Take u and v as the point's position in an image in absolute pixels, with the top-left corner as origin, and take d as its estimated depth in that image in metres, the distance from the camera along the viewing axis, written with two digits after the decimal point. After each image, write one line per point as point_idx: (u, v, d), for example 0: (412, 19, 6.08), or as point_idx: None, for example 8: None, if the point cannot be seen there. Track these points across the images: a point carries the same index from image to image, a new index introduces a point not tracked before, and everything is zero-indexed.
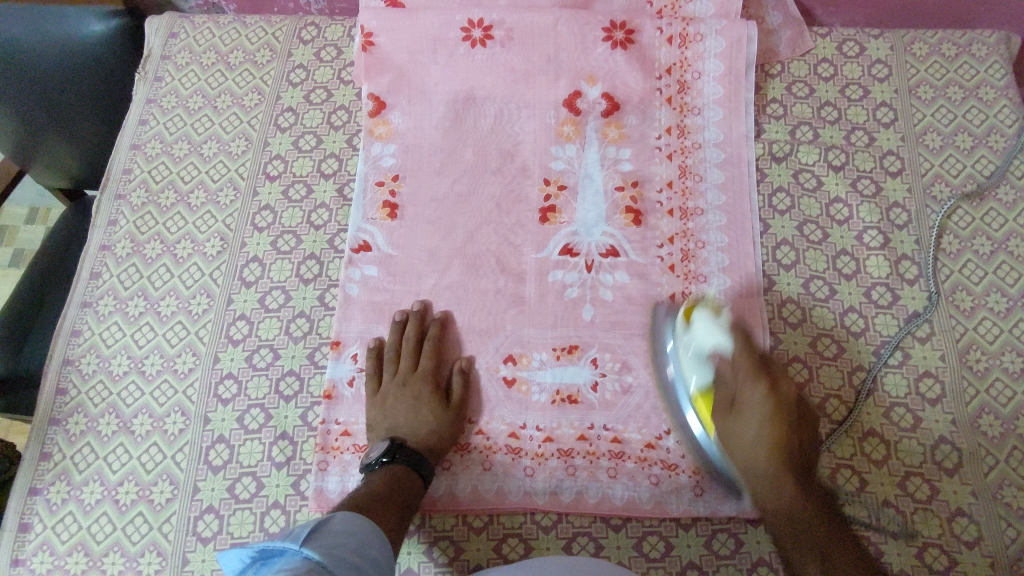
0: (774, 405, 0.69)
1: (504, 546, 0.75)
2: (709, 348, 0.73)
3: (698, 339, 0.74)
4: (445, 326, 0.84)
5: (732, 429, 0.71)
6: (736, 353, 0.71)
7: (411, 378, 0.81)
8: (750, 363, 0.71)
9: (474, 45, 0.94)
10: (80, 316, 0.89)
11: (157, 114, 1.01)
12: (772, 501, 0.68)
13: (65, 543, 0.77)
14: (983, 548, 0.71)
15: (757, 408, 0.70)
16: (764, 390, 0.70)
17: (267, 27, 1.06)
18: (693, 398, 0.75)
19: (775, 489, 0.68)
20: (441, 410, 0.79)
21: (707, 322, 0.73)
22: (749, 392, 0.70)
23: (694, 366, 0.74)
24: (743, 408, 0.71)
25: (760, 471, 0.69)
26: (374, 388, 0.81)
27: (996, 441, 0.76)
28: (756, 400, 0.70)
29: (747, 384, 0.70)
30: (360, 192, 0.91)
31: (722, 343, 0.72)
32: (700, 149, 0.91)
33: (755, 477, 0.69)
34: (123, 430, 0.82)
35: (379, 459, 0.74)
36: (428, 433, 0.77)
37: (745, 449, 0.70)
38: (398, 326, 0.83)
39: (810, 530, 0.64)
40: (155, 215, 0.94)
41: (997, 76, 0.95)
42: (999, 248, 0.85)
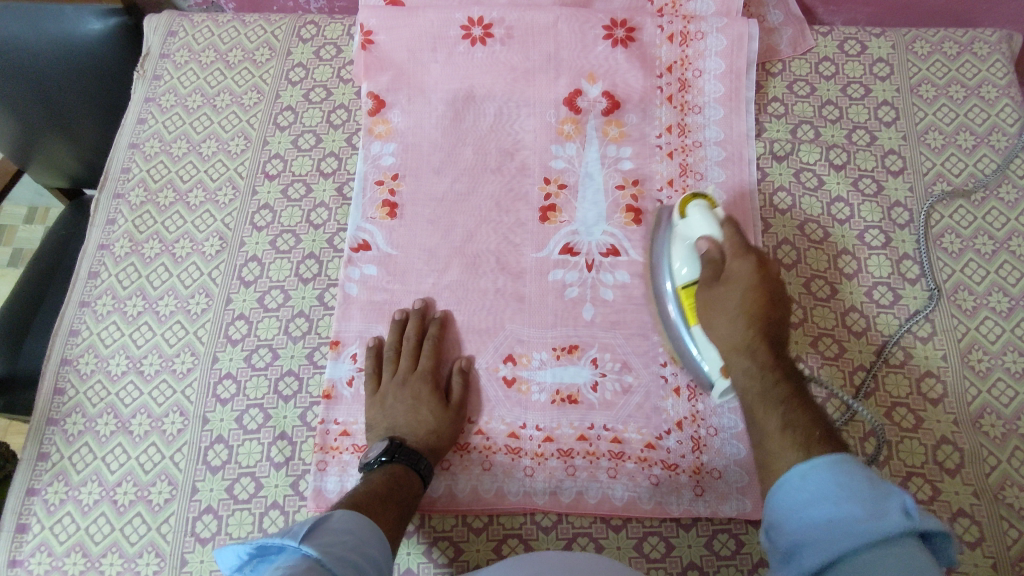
0: (761, 278, 0.68)
1: (504, 547, 0.75)
2: (700, 234, 0.73)
3: (691, 229, 0.74)
4: (445, 325, 0.84)
5: (714, 299, 0.69)
6: (726, 233, 0.72)
7: (410, 377, 0.80)
8: (738, 243, 0.70)
9: (474, 43, 0.93)
10: (78, 316, 0.88)
11: (156, 113, 1.01)
12: (741, 371, 0.65)
13: (63, 544, 0.77)
14: (985, 549, 0.71)
15: (743, 279, 0.68)
16: (753, 264, 0.69)
17: (266, 25, 1.06)
18: (681, 292, 0.75)
19: (749, 356, 0.64)
20: (441, 410, 0.78)
21: (701, 212, 0.74)
22: (735, 265, 0.70)
23: (687, 256, 0.75)
24: (730, 281, 0.69)
25: (736, 339, 0.66)
26: (373, 388, 0.81)
27: (998, 441, 0.76)
28: (743, 274, 0.69)
29: (734, 258, 0.70)
30: (360, 190, 0.90)
31: (712, 227, 0.73)
32: (701, 147, 0.90)
33: (727, 347, 0.67)
34: (121, 430, 0.82)
35: (378, 459, 0.73)
36: (427, 432, 0.77)
37: (723, 319, 0.68)
38: (398, 325, 0.83)
39: (775, 401, 0.60)
40: (154, 214, 0.94)
41: (999, 75, 0.94)
42: (1001, 247, 0.85)
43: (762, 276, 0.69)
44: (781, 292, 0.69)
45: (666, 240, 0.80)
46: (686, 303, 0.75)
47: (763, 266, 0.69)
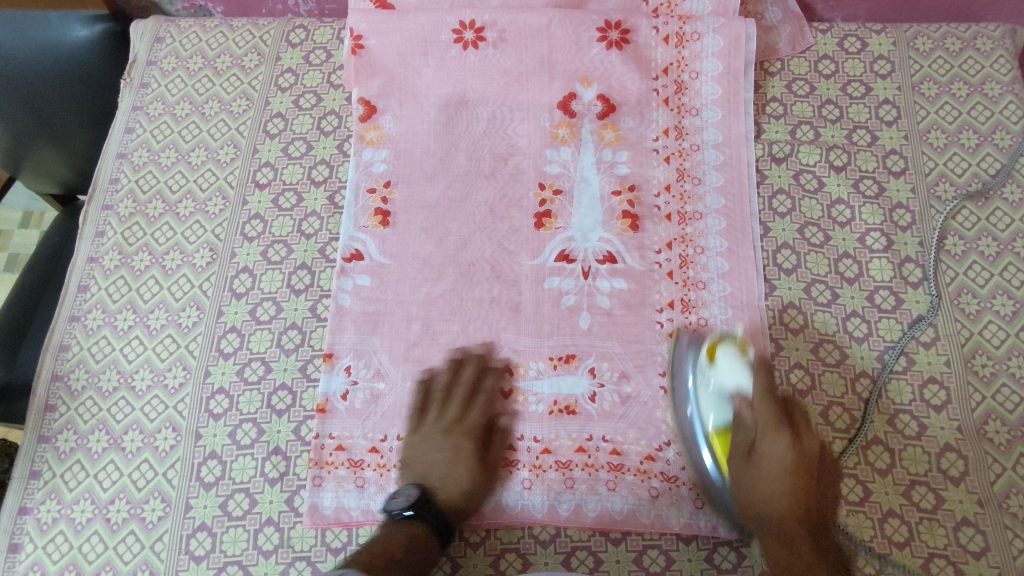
0: (797, 452, 0.69)
1: (502, 562, 0.74)
2: (732, 388, 0.74)
3: (720, 378, 0.75)
4: (500, 374, 0.81)
5: (752, 473, 0.71)
6: (758, 401, 0.71)
7: (455, 430, 0.77)
8: (769, 414, 0.70)
9: (466, 47, 0.91)
10: (68, 330, 0.87)
11: (144, 121, 0.99)
12: (783, 555, 0.67)
13: (56, 564, 0.76)
14: (989, 559, 0.70)
15: (776, 456, 0.69)
16: (787, 440, 0.69)
17: (255, 30, 1.04)
18: (714, 439, 0.74)
19: (792, 545, 0.66)
20: (475, 471, 0.75)
21: (731, 362, 0.74)
22: (770, 439, 0.70)
23: (714, 405, 0.75)
24: (765, 458, 0.70)
25: (777, 527, 0.68)
26: (415, 427, 0.78)
27: (1003, 449, 0.74)
28: (775, 451, 0.69)
29: (768, 435, 0.70)
30: (352, 199, 0.89)
31: (747, 384, 0.73)
32: (698, 151, 0.89)
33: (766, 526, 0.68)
34: (113, 447, 0.81)
35: (403, 512, 0.71)
36: (457, 492, 0.74)
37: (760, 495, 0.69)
38: (453, 367, 0.80)
39: None
40: (143, 226, 0.93)
41: (1003, 71, 0.92)
42: (1005, 249, 0.83)
43: (800, 449, 0.69)
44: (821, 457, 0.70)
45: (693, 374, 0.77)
46: (718, 451, 0.74)
47: (799, 434, 0.70)
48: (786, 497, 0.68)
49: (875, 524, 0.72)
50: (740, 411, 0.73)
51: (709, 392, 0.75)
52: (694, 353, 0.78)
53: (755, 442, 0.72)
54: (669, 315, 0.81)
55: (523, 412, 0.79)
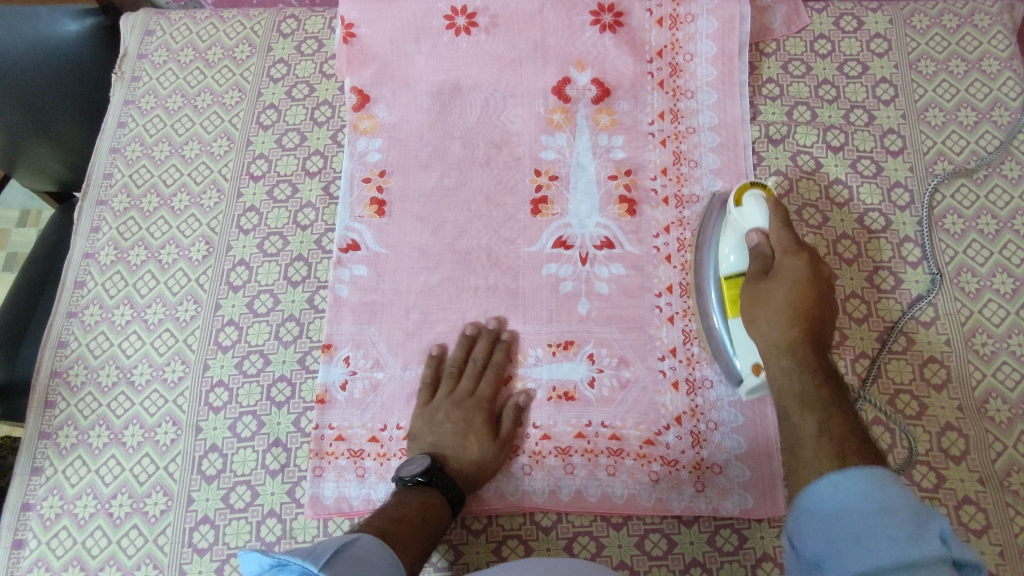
0: (811, 275, 0.67)
1: (504, 549, 0.74)
2: (751, 227, 0.72)
3: (742, 218, 0.73)
4: (510, 348, 0.81)
5: (763, 292, 0.69)
6: (774, 230, 0.70)
7: (466, 401, 0.77)
8: (786, 241, 0.69)
9: (458, 33, 0.91)
10: (66, 327, 0.87)
11: (136, 116, 0.99)
12: (779, 367, 0.65)
13: (60, 559, 0.76)
14: (991, 536, 0.70)
15: (794, 276, 0.67)
16: (804, 261, 0.68)
17: (246, 21, 1.03)
18: (726, 283, 0.75)
19: (789, 352, 0.64)
20: (488, 443, 0.75)
21: (758, 201, 0.72)
22: (789, 262, 0.68)
23: (734, 246, 0.74)
24: (778, 276, 0.68)
25: (779, 339, 0.65)
26: (427, 398, 0.78)
27: (1005, 427, 0.74)
28: (789, 270, 0.68)
29: (785, 255, 0.69)
30: (347, 189, 0.88)
31: (765, 220, 0.71)
32: (694, 134, 0.88)
33: (768, 345, 0.67)
34: (114, 442, 0.81)
35: (414, 478, 0.71)
36: (469, 462, 0.74)
37: (768, 316, 0.67)
38: (467, 341, 0.80)
39: (818, 406, 0.59)
40: (138, 221, 0.92)
41: (1001, 47, 0.92)
42: (1004, 227, 0.83)
43: (815, 275, 0.68)
44: (830, 292, 0.68)
45: (720, 228, 0.78)
46: (729, 293, 0.74)
47: (816, 262, 0.68)
48: (789, 313, 0.66)
49: None
50: (756, 241, 0.71)
51: (729, 234, 0.75)
52: (724, 212, 0.79)
53: (772, 266, 0.70)
54: (667, 299, 0.81)
55: (515, 389, 0.80)
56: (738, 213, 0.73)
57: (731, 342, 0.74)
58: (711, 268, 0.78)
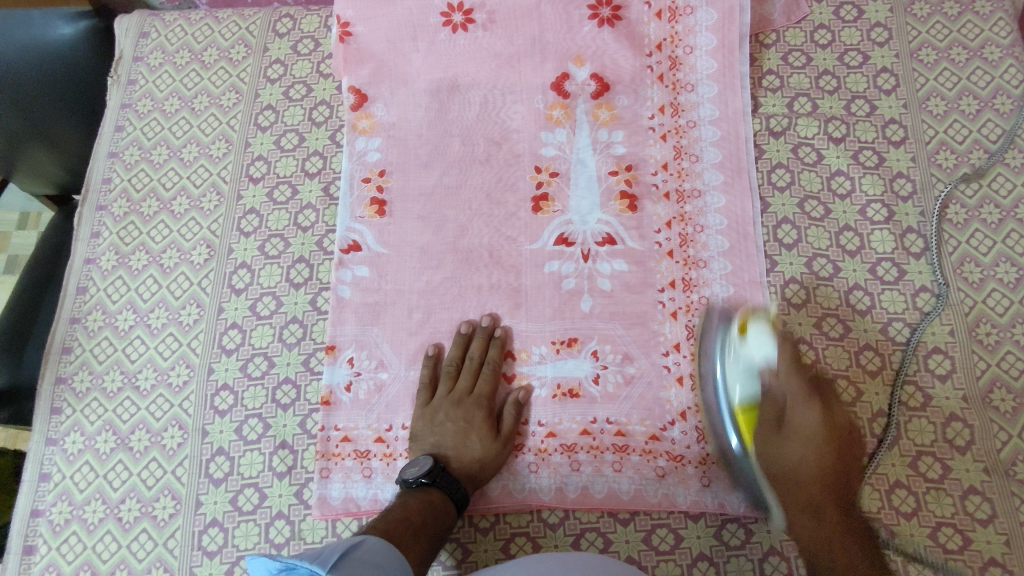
0: (828, 430, 0.67)
1: (513, 546, 0.75)
2: (760, 362, 0.69)
3: (749, 353, 0.70)
4: (506, 344, 0.81)
5: (778, 446, 0.68)
6: (785, 371, 0.68)
7: (465, 399, 0.77)
8: (801, 383, 0.68)
9: (455, 30, 0.90)
10: (70, 332, 0.87)
11: (133, 119, 0.98)
12: (806, 531, 0.65)
13: (70, 564, 0.77)
14: (997, 525, 0.71)
15: (810, 427, 0.67)
16: (815, 411, 0.67)
17: (241, 21, 1.03)
18: (738, 408, 0.72)
19: (818, 516, 0.65)
20: (490, 440, 0.75)
21: (763, 337, 0.69)
22: (801, 411, 0.68)
23: (741, 378, 0.71)
24: (797, 432, 0.68)
25: (805, 494, 0.66)
26: (426, 399, 0.78)
27: (1009, 416, 0.74)
28: (805, 418, 0.67)
29: (800, 404, 0.68)
30: (347, 189, 0.88)
31: (775, 358, 0.68)
32: (695, 128, 0.87)
33: (795, 497, 0.67)
34: (121, 447, 0.81)
35: (418, 480, 0.71)
36: (472, 460, 0.74)
37: (790, 471, 0.67)
38: (462, 339, 0.80)
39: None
40: (139, 225, 0.92)
41: (1002, 34, 0.91)
42: (1007, 216, 0.82)
43: (832, 428, 0.68)
44: (849, 434, 0.69)
45: (722, 343, 0.75)
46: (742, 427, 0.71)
47: (830, 411, 0.68)
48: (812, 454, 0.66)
49: (882, 495, 0.73)
50: (768, 383, 0.69)
51: (734, 363, 0.72)
52: (725, 325, 0.76)
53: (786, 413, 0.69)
54: (670, 294, 0.81)
55: (514, 385, 0.80)
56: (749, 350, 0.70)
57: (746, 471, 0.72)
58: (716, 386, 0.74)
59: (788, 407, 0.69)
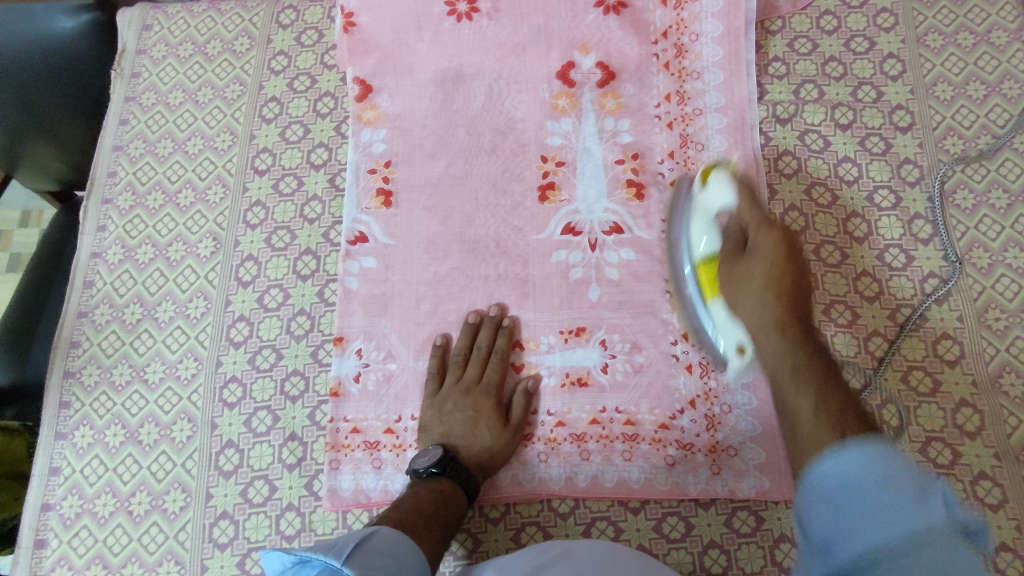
0: (785, 248, 0.68)
1: (523, 536, 0.75)
2: (720, 209, 0.73)
3: (710, 201, 0.74)
4: (514, 334, 0.81)
5: (737, 275, 0.69)
6: (742, 209, 0.71)
7: (473, 389, 0.77)
8: (756, 213, 0.70)
9: (460, 19, 0.89)
10: (77, 327, 0.87)
11: (137, 112, 0.98)
12: (772, 348, 0.62)
13: (82, 557, 0.77)
14: (1007, 510, 0.71)
15: (767, 251, 0.68)
16: (777, 237, 0.68)
17: (244, 13, 1.02)
18: (702, 264, 0.75)
19: (783, 330, 0.62)
20: (499, 429, 0.75)
21: (721, 181, 0.72)
22: (761, 238, 0.69)
23: (705, 229, 0.74)
24: (756, 257, 0.68)
25: (762, 315, 0.64)
26: (434, 389, 0.78)
27: (1019, 401, 0.74)
28: (761, 239, 0.69)
29: (758, 229, 0.69)
30: (352, 181, 0.88)
31: (730, 201, 0.72)
32: (701, 115, 0.87)
33: (754, 319, 0.65)
34: (130, 440, 0.81)
35: (428, 469, 0.71)
36: (481, 449, 0.74)
37: (746, 292, 0.67)
38: (470, 329, 0.80)
39: (814, 378, 0.56)
40: (144, 218, 0.92)
41: (1009, 18, 0.90)
42: (1016, 201, 0.82)
43: (790, 251, 0.68)
44: (806, 268, 0.68)
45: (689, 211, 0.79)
46: (705, 280, 0.75)
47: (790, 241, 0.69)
48: (770, 283, 0.66)
49: None
50: (727, 225, 0.73)
51: (699, 214, 0.75)
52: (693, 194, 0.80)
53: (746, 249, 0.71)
54: None
55: (523, 374, 0.80)
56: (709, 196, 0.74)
57: (715, 326, 0.74)
58: (684, 250, 0.78)
59: (748, 236, 0.70)
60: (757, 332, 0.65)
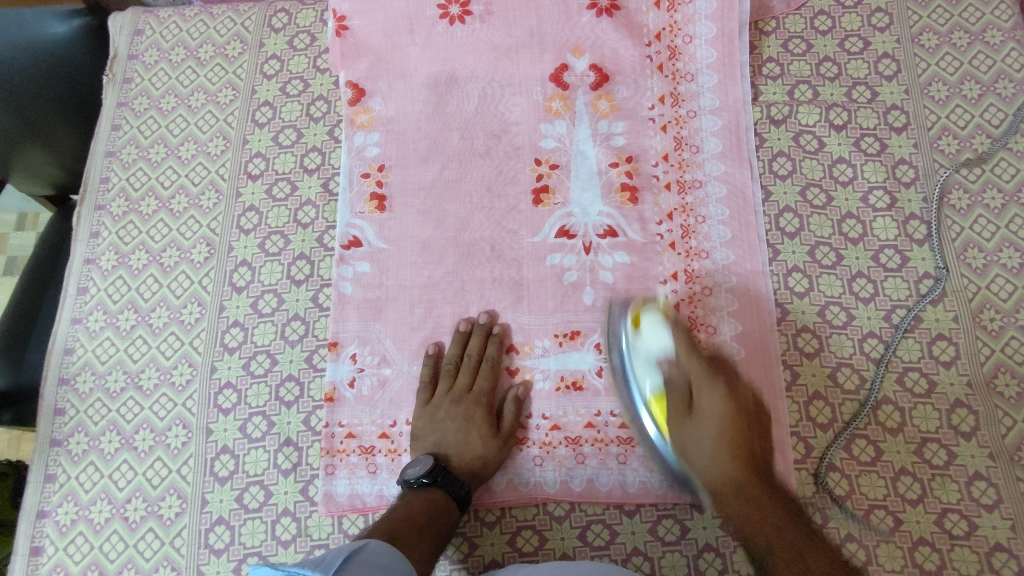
0: (730, 395, 0.68)
1: (519, 539, 0.75)
2: (658, 353, 0.73)
3: (647, 345, 0.74)
4: (504, 341, 0.81)
5: (690, 436, 0.68)
6: (682, 354, 0.71)
7: (465, 397, 0.78)
8: (697, 360, 0.70)
9: (452, 22, 0.89)
10: (71, 334, 0.87)
11: (130, 118, 0.98)
12: (731, 505, 0.62)
13: (78, 564, 0.77)
14: (1003, 510, 0.71)
15: (714, 406, 0.68)
16: (721, 390, 0.68)
17: (236, 17, 1.02)
18: (651, 404, 0.73)
19: (741, 490, 0.62)
20: (491, 437, 0.76)
21: (655, 325, 0.74)
22: (705, 395, 0.69)
23: (648, 370, 0.73)
24: (705, 414, 0.68)
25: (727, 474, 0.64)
26: (426, 397, 0.78)
27: (1013, 401, 0.74)
28: (705, 391, 0.69)
29: (703, 390, 0.69)
30: (346, 185, 0.88)
31: (668, 344, 0.72)
32: (695, 118, 0.87)
33: (718, 482, 0.64)
34: (126, 447, 0.81)
35: (419, 480, 0.71)
36: (474, 457, 0.75)
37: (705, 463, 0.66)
38: (461, 337, 0.80)
39: (794, 551, 0.57)
40: (138, 224, 0.92)
41: (1004, 17, 0.90)
42: (1010, 201, 0.82)
43: (734, 396, 0.68)
44: (755, 408, 0.69)
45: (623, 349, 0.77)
46: (657, 415, 0.72)
47: (732, 387, 0.69)
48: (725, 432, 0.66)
49: (886, 482, 0.73)
50: (671, 375, 0.72)
51: (640, 363, 0.74)
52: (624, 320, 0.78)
53: (692, 401, 0.70)
54: (673, 287, 0.81)
55: (513, 381, 0.80)
56: (647, 343, 0.74)
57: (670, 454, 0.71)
58: (630, 386, 0.75)
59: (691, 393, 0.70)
60: (715, 486, 0.65)
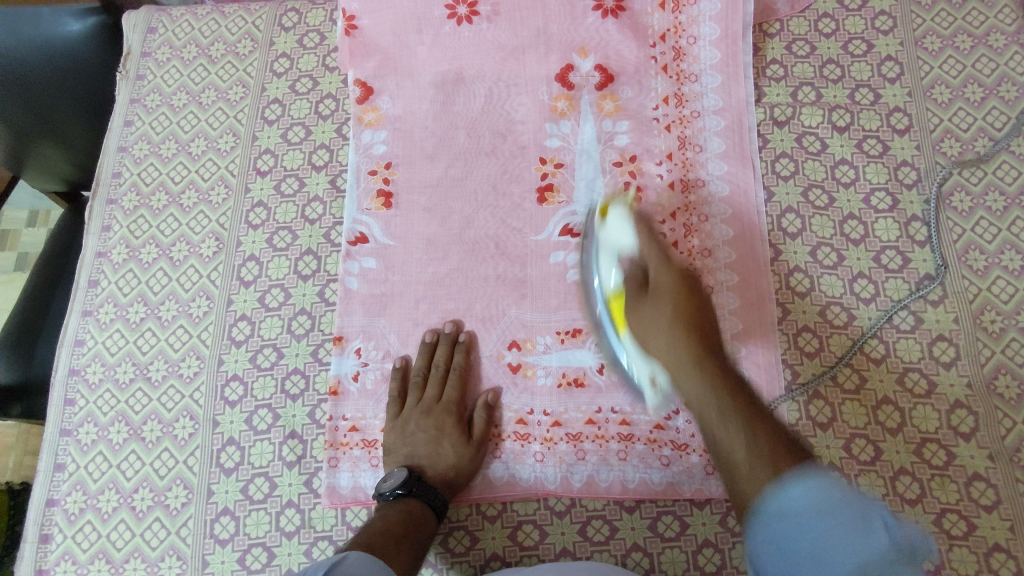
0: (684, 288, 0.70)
1: (520, 534, 0.76)
2: (619, 247, 0.75)
3: (612, 236, 0.76)
4: (471, 350, 0.82)
5: (643, 313, 0.69)
6: (642, 244, 0.73)
7: (434, 407, 0.79)
8: (655, 247, 0.73)
9: (460, 22, 0.90)
10: (82, 326, 0.88)
11: (142, 114, 0.99)
12: (694, 390, 0.62)
13: (86, 552, 0.78)
14: (1002, 511, 0.71)
15: (666, 288, 0.70)
16: (676, 279, 0.70)
17: (247, 16, 1.03)
18: (612, 298, 0.75)
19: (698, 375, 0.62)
20: (462, 445, 0.76)
21: (620, 218, 0.76)
22: (662, 278, 0.71)
23: (611, 263, 0.75)
24: (659, 293, 0.70)
25: (677, 351, 0.64)
26: (396, 411, 0.79)
27: (1013, 403, 0.74)
28: (661, 273, 0.71)
29: (659, 271, 0.71)
30: (353, 182, 0.89)
31: (629, 240, 0.74)
32: (699, 118, 0.88)
33: (668, 355, 0.65)
34: (134, 437, 0.82)
35: (394, 492, 0.72)
36: (446, 467, 0.76)
37: (658, 344, 0.67)
38: (427, 348, 0.81)
39: (741, 416, 0.57)
40: (148, 219, 0.93)
41: (1007, 21, 0.91)
42: (1012, 203, 0.82)
43: (685, 280, 0.71)
44: (706, 303, 0.70)
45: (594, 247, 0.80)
46: (615, 313, 0.75)
47: (685, 273, 0.71)
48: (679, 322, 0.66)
49: (886, 481, 0.73)
50: (631, 266, 0.74)
51: (605, 251, 0.77)
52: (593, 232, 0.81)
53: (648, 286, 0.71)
54: None
55: (483, 389, 0.81)
56: (609, 233, 0.76)
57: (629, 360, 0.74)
58: (596, 284, 0.78)
59: (648, 278, 0.72)
60: (673, 368, 0.65)
